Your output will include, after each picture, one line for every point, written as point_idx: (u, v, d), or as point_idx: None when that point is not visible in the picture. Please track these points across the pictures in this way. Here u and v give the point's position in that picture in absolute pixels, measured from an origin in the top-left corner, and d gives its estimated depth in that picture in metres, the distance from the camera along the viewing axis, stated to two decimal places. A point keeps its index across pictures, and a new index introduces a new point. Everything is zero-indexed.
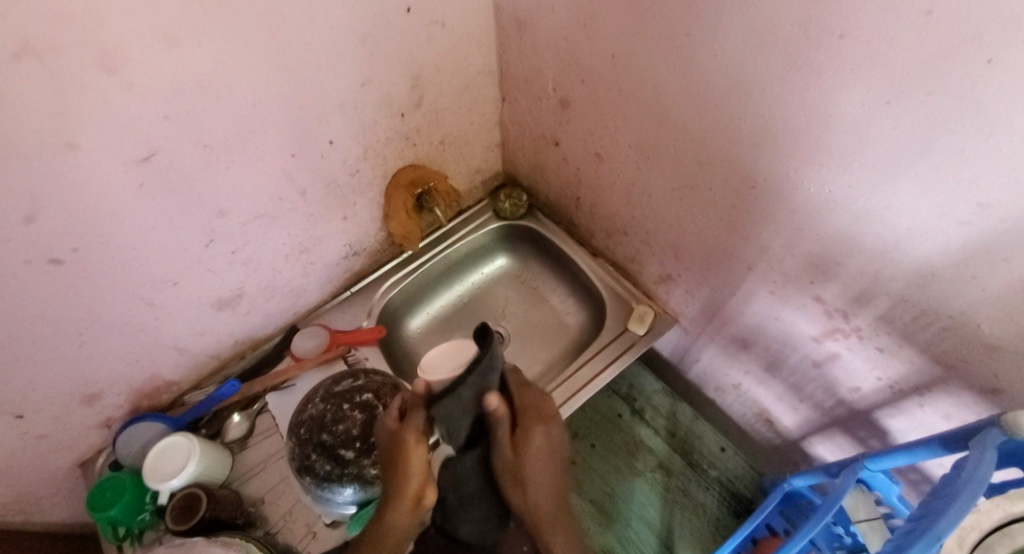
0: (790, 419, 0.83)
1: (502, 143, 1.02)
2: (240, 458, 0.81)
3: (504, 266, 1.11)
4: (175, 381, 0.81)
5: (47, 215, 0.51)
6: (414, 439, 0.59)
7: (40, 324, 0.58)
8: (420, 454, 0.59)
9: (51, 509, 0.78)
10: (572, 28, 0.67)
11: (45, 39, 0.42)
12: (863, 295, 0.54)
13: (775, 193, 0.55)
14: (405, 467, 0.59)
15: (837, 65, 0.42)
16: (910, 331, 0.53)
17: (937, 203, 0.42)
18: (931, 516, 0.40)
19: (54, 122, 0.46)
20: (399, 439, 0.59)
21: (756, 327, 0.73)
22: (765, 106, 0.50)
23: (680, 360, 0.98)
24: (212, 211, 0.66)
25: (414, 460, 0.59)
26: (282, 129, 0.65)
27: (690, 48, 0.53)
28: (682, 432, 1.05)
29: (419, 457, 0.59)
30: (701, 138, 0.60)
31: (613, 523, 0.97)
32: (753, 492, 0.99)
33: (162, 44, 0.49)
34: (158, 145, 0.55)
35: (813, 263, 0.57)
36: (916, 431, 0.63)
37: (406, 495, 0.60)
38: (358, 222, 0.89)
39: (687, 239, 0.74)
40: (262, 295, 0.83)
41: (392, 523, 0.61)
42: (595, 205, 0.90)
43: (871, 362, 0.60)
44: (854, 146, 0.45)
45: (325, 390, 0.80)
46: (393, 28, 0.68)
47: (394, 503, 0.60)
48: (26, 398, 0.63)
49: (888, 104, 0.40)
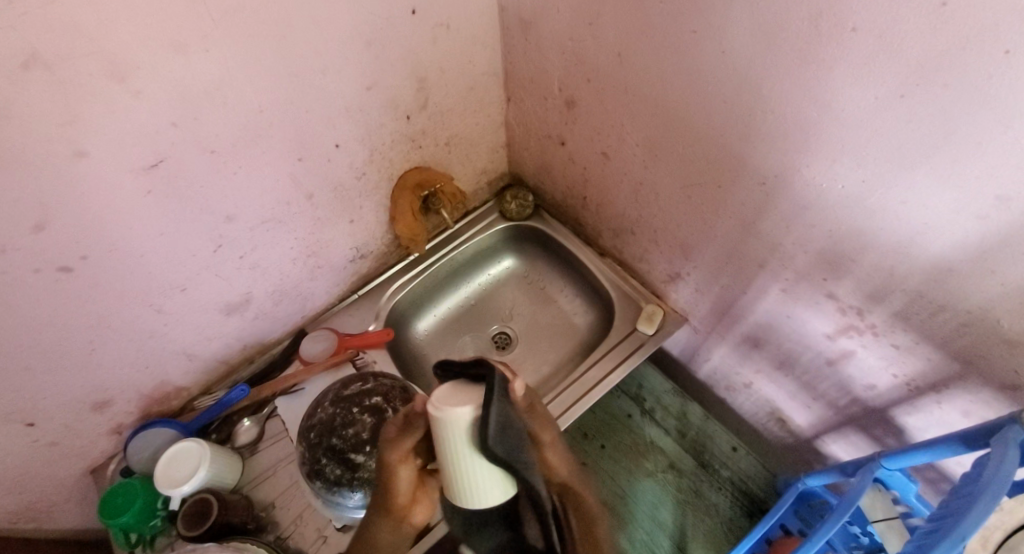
0: (802, 418, 0.83)
1: (508, 143, 1.01)
2: (250, 462, 0.81)
3: (511, 266, 1.11)
4: (185, 387, 0.82)
5: (57, 223, 0.51)
6: (402, 457, 0.49)
7: (51, 332, 0.58)
8: (407, 474, 0.50)
9: (63, 516, 0.78)
10: (577, 26, 0.66)
11: (53, 49, 0.42)
12: (878, 292, 0.54)
13: (787, 190, 0.55)
14: (393, 486, 0.50)
15: (849, 60, 0.41)
16: (927, 328, 0.52)
17: (953, 196, 0.41)
18: (953, 515, 0.39)
19: (63, 130, 0.46)
20: (390, 460, 0.49)
21: (768, 325, 0.73)
22: (774, 102, 0.49)
23: (690, 359, 0.97)
24: (220, 216, 0.66)
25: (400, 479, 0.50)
26: (288, 134, 0.65)
27: (697, 44, 0.53)
28: (693, 432, 1.04)
29: (406, 474, 0.50)
30: (710, 136, 0.59)
31: (625, 525, 0.96)
32: (766, 492, 0.98)
33: (169, 51, 0.49)
34: (165, 152, 0.55)
35: (826, 260, 0.57)
36: (933, 428, 0.62)
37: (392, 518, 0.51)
38: (364, 226, 0.89)
39: (696, 237, 0.73)
40: (270, 299, 0.83)
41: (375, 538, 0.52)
42: (602, 205, 0.90)
43: (886, 359, 0.60)
44: (867, 141, 0.44)
45: (334, 394, 0.79)
46: (398, 31, 0.67)
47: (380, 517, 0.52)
48: (37, 406, 0.63)
49: (902, 98, 0.40)
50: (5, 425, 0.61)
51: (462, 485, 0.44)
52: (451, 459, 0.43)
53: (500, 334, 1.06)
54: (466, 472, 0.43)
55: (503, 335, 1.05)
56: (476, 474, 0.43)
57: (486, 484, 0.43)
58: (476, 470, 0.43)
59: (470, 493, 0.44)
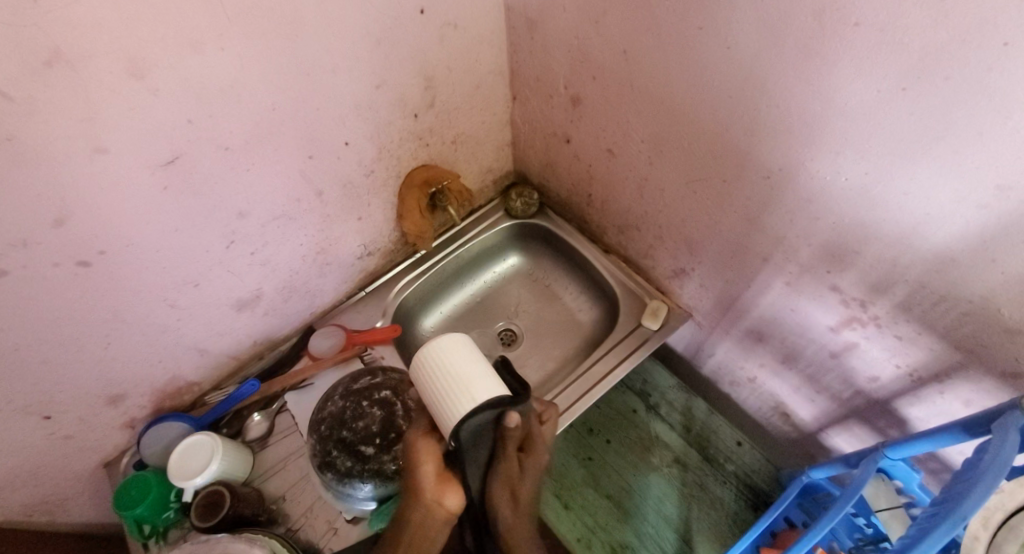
0: (806, 412, 0.83)
1: (513, 142, 1.03)
2: (260, 456, 0.82)
3: (516, 264, 1.12)
4: (196, 382, 0.83)
5: (76, 218, 0.52)
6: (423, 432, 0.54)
7: (69, 325, 0.59)
8: (431, 458, 0.52)
9: (77, 509, 0.80)
10: (583, 25, 0.67)
11: (76, 47, 0.43)
12: (881, 283, 0.54)
13: (791, 183, 0.56)
14: (416, 465, 0.52)
15: (852, 54, 0.42)
16: (929, 318, 0.53)
17: (955, 187, 0.42)
18: (953, 499, 0.40)
19: (85, 127, 0.48)
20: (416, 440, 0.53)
21: (772, 319, 0.74)
22: (778, 96, 0.50)
23: (694, 355, 0.98)
24: (232, 213, 0.67)
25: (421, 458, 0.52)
26: (299, 132, 0.67)
27: (701, 40, 0.54)
28: (698, 427, 1.05)
29: (426, 453, 0.52)
30: (714, 131, 0.60)
31: (630, 518, 0.97)
32: (770, 485, 0.99)
33: (186, 50, 0.50)
34: (180, 149, 0.56)
35: (829, 253, 0.57)
36: (936, 419, 0.62)
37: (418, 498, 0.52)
38: (372, 223, 0.90)
39: (701, 232, 0.74)
40: (280, 296, 0.85)
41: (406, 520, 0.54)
42: (607, 202, 0.91)
43: (889, 350, 0.60)
44: (870, 133, 0.45)
45: (344, 387, 0.80)
46: (407, 29, 0.69)
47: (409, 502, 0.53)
48: (55, 399, 0.65)
49: (904, 90, 0.41)
50: (23, 417, 0.63)
51: (452, 394, 0.47)
52: (440, 371, 0.49)
53: (506, 330, 1.07)
54: (452, 379, 0.48)
55: (509, 332, 1.06)
56: (462, 375, 0.48)
57: (472, 383, 0.47)
58: (462, 367, 0.48)
59: (458, 397, 0.47)
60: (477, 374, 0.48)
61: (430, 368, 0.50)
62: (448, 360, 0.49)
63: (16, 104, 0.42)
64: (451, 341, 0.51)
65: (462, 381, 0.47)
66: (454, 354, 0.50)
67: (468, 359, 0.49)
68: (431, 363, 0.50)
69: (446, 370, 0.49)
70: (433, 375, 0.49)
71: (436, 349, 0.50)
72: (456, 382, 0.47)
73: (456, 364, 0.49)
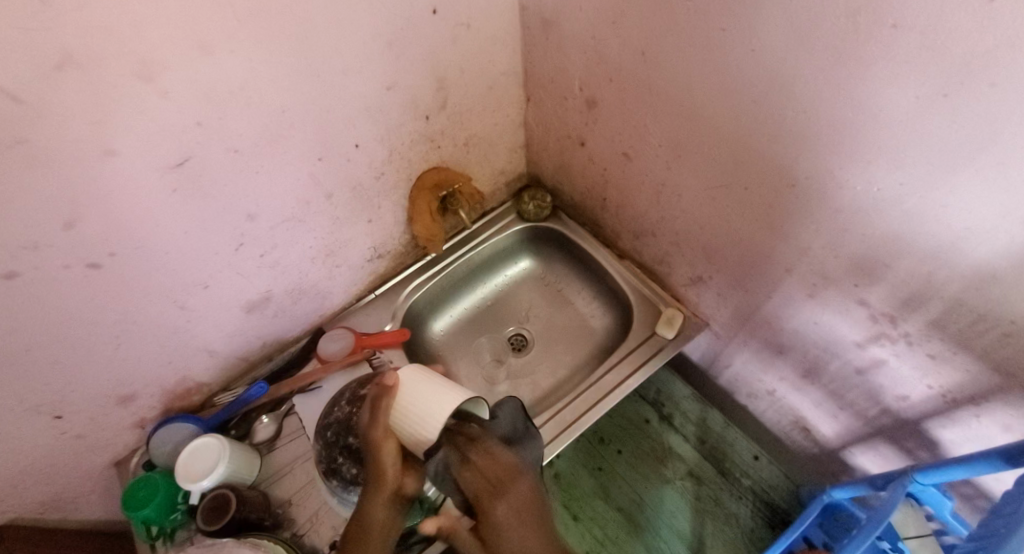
0: (828, 428, 0.80)
1: (526, 144, 1.01)
2: (268, 459, 0.82)
3: (528, 267, 1.10)
4: (205, 383, 0.83)
5: (85, 221, 0.52)
6: (385, 429, 0.57)
7: (77, 326, 0.59)
8: (395, 439, 0.57)
9: (87, 506, 0.80)
10: (599, 25, 0.65)
11: (85, 50, 0.42)
12: (912, 299, 0.52)
13: (817, 192, 0.53)
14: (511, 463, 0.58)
15: (888, 57, 0.39)
16: (966, 337, 0.50)
17: (1000, 201, 0.39)
18: (996, 537, 0.37)
19: (95, 130, 0.47)
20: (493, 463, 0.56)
21: (793, 331, 0.71)
22: (805, 102, 0.48)
23: (711, 364, 0.95)
24: (241, 215, 0.67)
25: (387, 453, 0.56)
26: (310, 134, 0.66)
27: (725, 42, 0.52)
28: (713, 439, 1.02)
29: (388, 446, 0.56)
30: (738, 136, 0.57)
31: (642, 532, 0.95)
32: (788, 503, 0.95)
33: (195, 52, 0.49)
34: (190, 151, 0.56)
35: (858, 265, 0.55)
36: (971, 442, 0.59)
37: (387, 481, 0.56)
38: (382, 225, 0.89)
39: (720, 241, 0.72)
40: (289, 297, 0.84)
41: (372, 520, 0.54)
42: (622, 206, 0.88)
43: (921, 370, 0.57)
44: (906, 142, 0.42)
45: (351, 393, 0.82)
46: (420, 30, 0.67)
47: (372, 494, 0.55)
48: (66, 399, 0.65)
49: (945, 97, 0.38)
50: (34, 417, 0.63)
51: (420, 424, 0.55)
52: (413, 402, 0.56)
53: (516, 335, 1.05)
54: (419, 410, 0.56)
55: (519, 337, 1.05)
56: (428, 397, 0.56)
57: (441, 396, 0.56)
58: (420, 399, 0.56)
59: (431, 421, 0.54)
60: (442, 391, 0.57)
61: (396, 404, 0.57)
62: (411, 393, 0.57)
63: (25, 107, 0.42)
64: (414, 375, 0.59)
65: (428, 405, 0.55)
66: (408, 395, 0.57)
67: (432, 383, 0.58)
68: (390, 401, 0.57)
69: (410, 400, 0.56)
70: (397, 411, 0.57)
71: (398, 383, 0.58)
72: (423, 412, 0.55)
73: (421, 392, 0.57)
